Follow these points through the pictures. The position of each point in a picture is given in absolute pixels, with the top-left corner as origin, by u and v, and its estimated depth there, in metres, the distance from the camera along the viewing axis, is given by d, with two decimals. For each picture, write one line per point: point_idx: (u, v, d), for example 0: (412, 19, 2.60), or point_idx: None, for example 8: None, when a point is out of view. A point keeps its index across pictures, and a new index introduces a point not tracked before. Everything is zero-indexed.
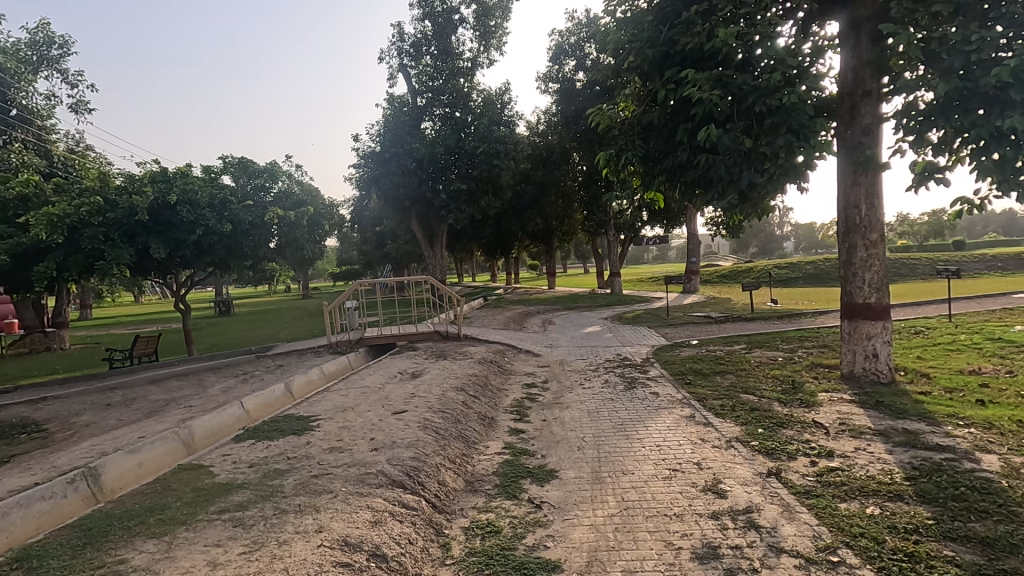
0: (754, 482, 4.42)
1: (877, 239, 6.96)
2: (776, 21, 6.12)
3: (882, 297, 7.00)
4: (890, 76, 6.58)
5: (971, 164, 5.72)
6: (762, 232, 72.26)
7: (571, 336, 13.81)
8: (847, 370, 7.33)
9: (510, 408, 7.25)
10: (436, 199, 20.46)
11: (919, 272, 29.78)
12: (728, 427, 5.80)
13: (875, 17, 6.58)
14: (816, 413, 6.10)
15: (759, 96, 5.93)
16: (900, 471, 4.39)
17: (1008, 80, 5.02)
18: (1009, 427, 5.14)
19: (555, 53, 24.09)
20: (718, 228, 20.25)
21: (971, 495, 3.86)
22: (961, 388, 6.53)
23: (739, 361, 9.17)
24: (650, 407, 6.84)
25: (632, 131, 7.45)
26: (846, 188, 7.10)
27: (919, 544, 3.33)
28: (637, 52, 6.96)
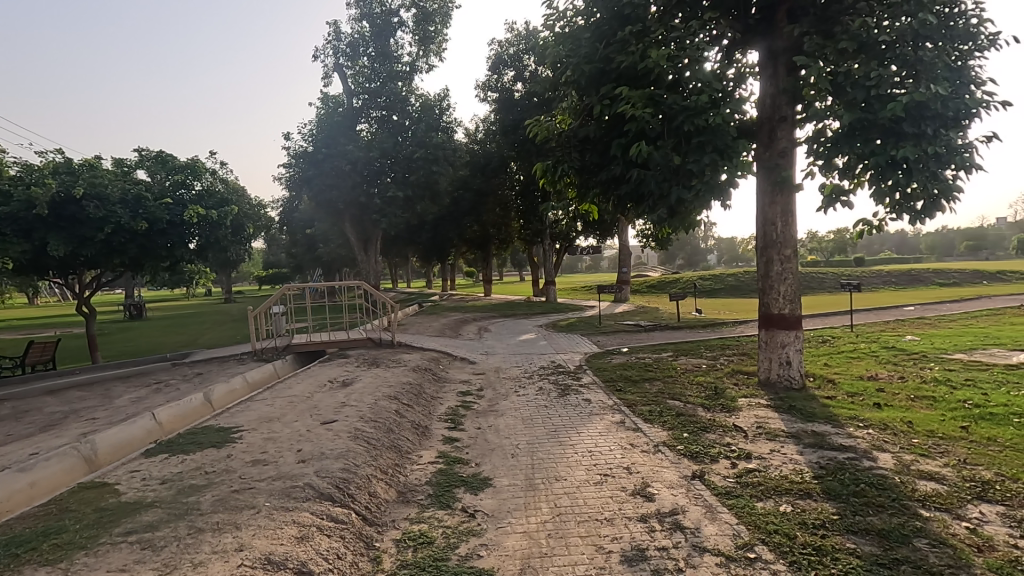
0: (680, 484, 4.60)
1: (790, 254, 7.48)
2: (703, 46, 6.48)
3: (794, 308, 7.52)
4: (803, 104, 7.11)
5: (870, 188, 6.32)
6: (688, 245, 76.21)
7: (507, 343, 13.87)
8: (764, 377, 7.81)
9: (445, 416, 7.18)
10: (371, 203, 20.00)
11: (826, 285, 32.42)
12: (655, 432, 6.03)
13: (790, 49, 7.09)
14: (736, 417, 6.46)
15: (688, 116, 6.26)
16: (809, 470, 4.73)
17: (901, 114, 5.61)
18: (900, 428, 5.67)
19: (495, 63, 24.43)
20: (648, 240, 21.12)
21: (870, 491, 4.21)
22: (861, 393, 7.11)
23: (666, 367, 9.55)
24: (582, 413, 6.99)
25: (569, 144, 7.62)
26: (764, 206, 7.58)
27: (825, 538, 3.59)
28: (575, 67, 7.16)
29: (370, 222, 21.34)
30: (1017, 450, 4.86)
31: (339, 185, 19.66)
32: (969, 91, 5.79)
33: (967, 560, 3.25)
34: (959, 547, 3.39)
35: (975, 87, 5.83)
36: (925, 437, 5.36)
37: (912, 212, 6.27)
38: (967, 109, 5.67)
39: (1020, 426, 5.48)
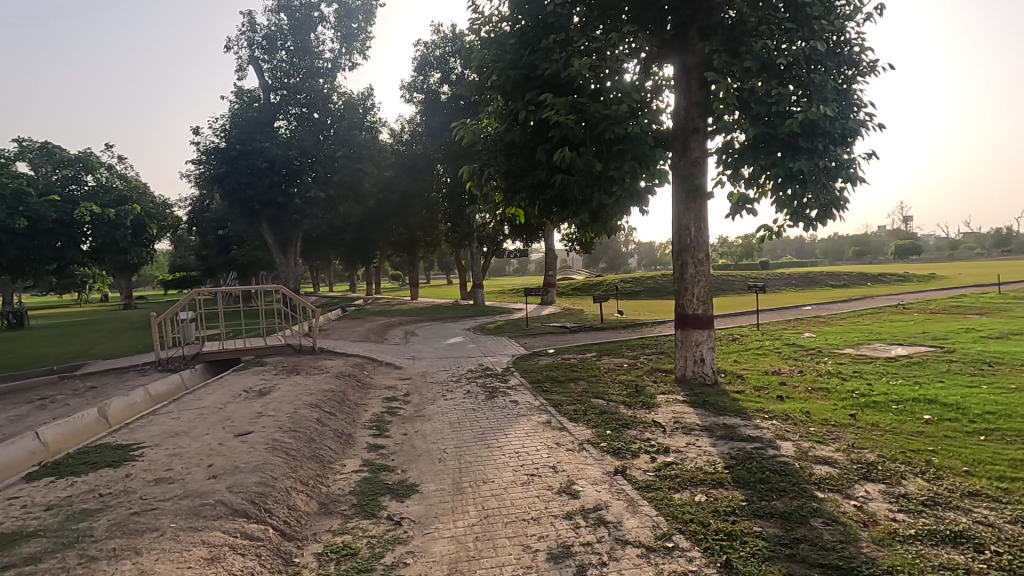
0: (603, 480, 4.75)
1: (703, 257, 7.94)
2: (623, 58, 6.75)
3: (707, 309, 7.99)
4: (714, 117, 7.58)
5: (772, 197, 6.85)
6: (611, 249, 79.12)
7: (435, 347, 13.75)
8: (680, 374, 8.23)
9: (370, 423, 6.99)
10: (290, 203, 19.13)
11: (735, 287, 34.74)
12: (580, 430, 6.19)
13: (701, 65, 7.53)
14: (655, 413, 6.77)
15: (609, 124, 6.50)
16: (721, 461, 5.04)
17: (798, 130, 6.13)
18: (799, 417, 6.17)
19: (421, 64, 24.27)
20: (573, 244, 21.65)
21: (773, 477, 4.55)
22: (766, 387, 7.67)
23: (591, 367, 9.84)
24: (510, 415, 7.05)
25: (495, 148, 7.68)
26: (680, 213, 7.99)
27: (735, 523, 3.84)
28: (500, 71, 7.23)
29: (289, 223, 20.41)
30: (895, 434, 5.43)
31: (254, 184, 18.66)
32: (854, 112, 6.43)
33: (855, 535, 3.58)
34: (849, 523, 3.74)
35: (859, 109, 6.49)
36: (820, 425, 5.87)
37: (808, 220, 6.86)
38: (852, 127, 6.29)
39: (897, 412, 6.13)
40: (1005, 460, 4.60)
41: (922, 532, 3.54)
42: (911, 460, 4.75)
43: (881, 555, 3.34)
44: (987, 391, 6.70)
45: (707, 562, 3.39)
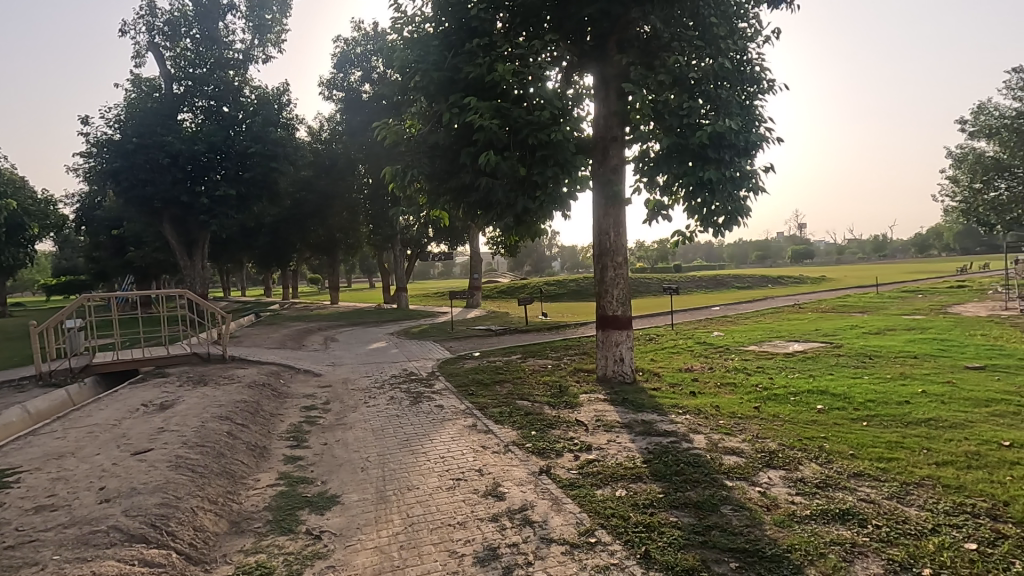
0: (528, 481, 4.81)
1: (622, 261, 8.26)
2: (545, 66, 6.90)
3: (625, 310, 8.31)
4: (630, 127, 7.91)
5: (684, 205, 7.26)
6: (535, 253, 80.34)
7: (357, 352, 13.34)
8: (601, 373, 8.50)
9: (286, 434, 6.64)
10: (196, 202, 17.84)
11: (652, 289, 36.45)
12: (505, 432, 6.23)
13: (619, 76, 7.81)
14: (577, 413, 6.94)
15: (532, 130, 6.60)
16: (640, 455, 5.26)
17: (707, 141, 6.55)
18: (710, 411, 6.56)
19: (340, 61, 23.59)
20: (498, 247, 21.80)
21: (688, 469, 4.80)
22: (680, 383, 8.09)
23: (515, 369, 9.94)
24: (435, 420, 6.97)
25: (419, 150, 7.59)
26: (600, 218, 8.27)
27: (653, 515, 4.01)
28: (423, 72, 7.15)
29: (195, 222, 19.05)
30: (793, 423, 5.92)
31: (155, 180, 17.25)
32: (756, 127, 6.96)
33: (760, 518, 3.86)
34: (754, 508, 4.02)
35: (760, 124, 7.03)
36: (728, 418, 6.27)
37: (716, 226, 7.33)
38: (754, 141, 6.80)
39: (794, 403, 6.68)
40: (883, 442, 5.15)
41: (816, 512, 3.88)
42: (806, 447, 5.20)
43: (782, 535, 3.62)
44: (868, 381, 7.47)
45: (628, 554, 3.51)
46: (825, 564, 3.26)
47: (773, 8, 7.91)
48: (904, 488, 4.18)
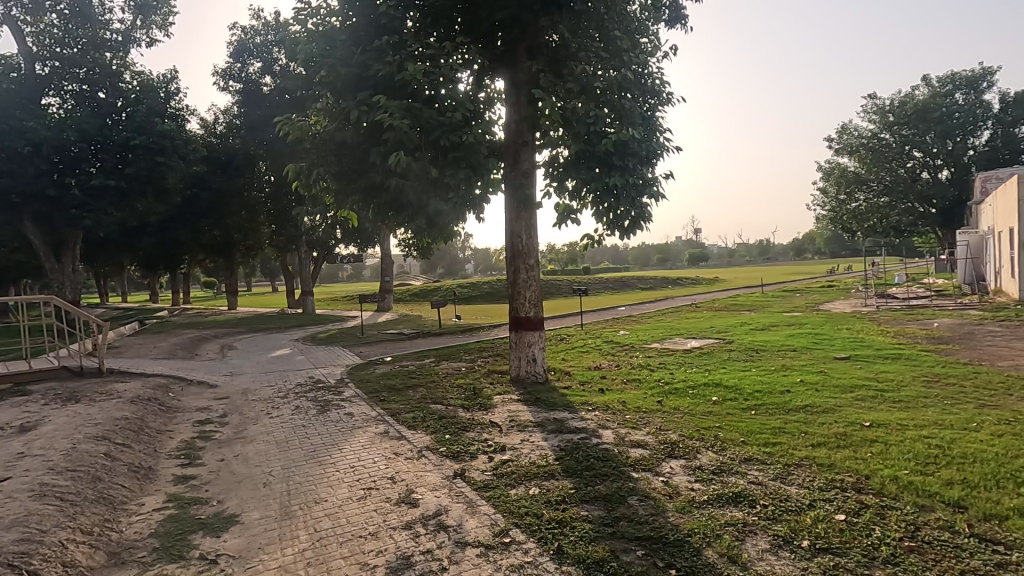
0: (442, 485, 4.76)
1: (534, 263, 8.41)
2: (457, 68, 6.87)
3: (538, 311, 8.48)
4: (541, 132, 8.09)
5: (592, 209, 7.56)
6: (448, 255, 79.97)
7: (258, 361, 12.52)
8: (515, 374, 8.61)
9: (177, 452, 6.09)
10: (66, 197, 15.93)
11: (562, 290, 37.57)
12: (419, 438, 6.12)
13: (529, 82, 7.95)
14: (491, 414, 6.98)
15: (444, 131, 6.55)
16: (552, 453, 5.39)
17: (612, 148, 6.86)
18: (618, 407, 6.85)
19: (237, 51, 22.13)
20: (411, 249, 21.47)
21: (597, 464, 4.98)
22: (590, 381, 8.40)
23: (429, 373, 9.81)
24: (344, 428, 6.70)
25: (325, 148, 7.29)
26: (511, 221, 8.38)
27: (565, 510, 4.12)
28: (329, 68, 6.86)
29: (65, 220, 17.01)
30: (692, 415, 6.32)
31: (12, 171, 15.21)
32: (656, 137, 7.38)
33: (663, 507, 4.09)
34: (658, 497, 4.25)
35: (660, 134, 7.47)
36: (634, 412, 6.59)
37: (622, 230, 7.67)
38: (655, 150, 7.21)
39: (693, 396, 7.15)
40: (769, 428, 5.64)
41: (712, 497, 4.16)
42: (704, 436, 5.58)
43: (683, 521, 3.85)
44: (755, 373, 8.17)
45: (542, 551, 3.58)
46: (720, 544, 3.50)
47: (670, 27, 8.44)
48: (787, 469, 4.61)
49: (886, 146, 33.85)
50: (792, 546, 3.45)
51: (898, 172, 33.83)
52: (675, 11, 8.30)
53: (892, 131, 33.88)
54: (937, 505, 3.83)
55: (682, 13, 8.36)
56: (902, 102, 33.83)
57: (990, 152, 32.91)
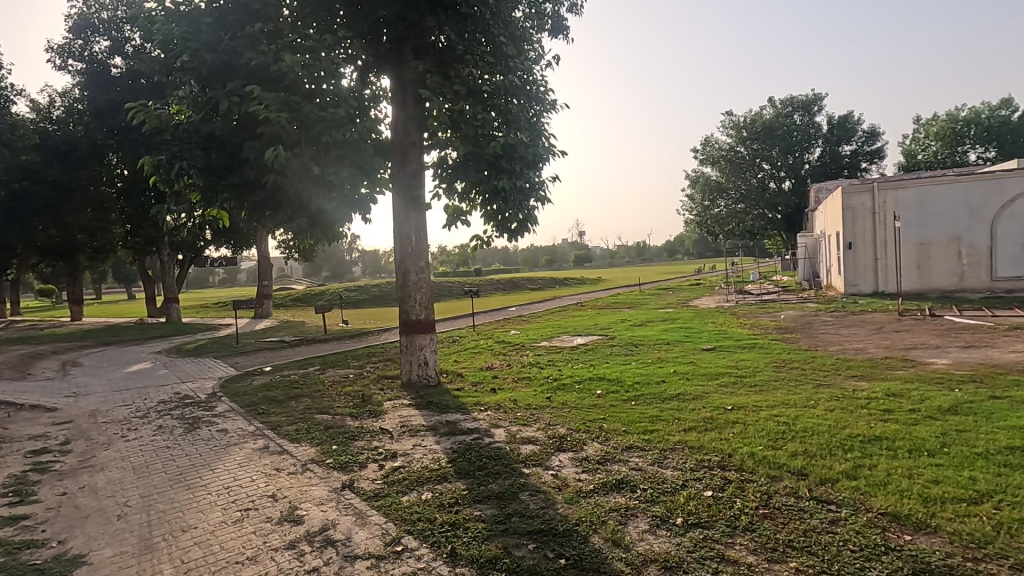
0: (329, 498, 4.53)
1: (424, 265, 8.30)
2: (339, 63, 6.58)
3: (428, 314, 8.37)
4: (428, 132, 8.02)
5: (481, 212, 7.70)
6: (334, 257, 76.46)
7: (109, 378, 11.04)
8: (406, 378, 8.44)
9: (2, 490, 5.18)
10: None
11: (454, 292, 37.58)
12: (303, 451, 5.78)
13: (415, 82, 7.85)
14: (382, 421, 6.77)
15: (326, 127, 6.24)
16: (445, 456, 5.35)
17: (500, 152, 7.01)
18: (509, 405, 6.97)
19: (78, 26, 19.42)
20: (293, 250, 20.25)
21: (489, 463, 5.03)
22: (481, 381, 8.46)
23: (314, 382, 9.28)
24: (216, 446, 6.13)
25: (189, 140, 6.63)
26: (400, 222, 8.23)
27: (458, 512, 4.11)
28: (193, 52, 6.25)
29: None
30: (578, 409, 6.61)
31: None
32: (542, 142, 7.63)
33: (553, 499, 4.23)
34: (548, 490, 4.40)
35: (546, 139, 7.72)
36: (525, 410, 6.75)
37: (510, 231, 7.84)
38: (541, 155, 7.45)
39: (579, 390, 7.49)
40: (646, 417, 6.07)
41: (597, 486, 4.39)
42: (590, 428, 5.86)
43: (571, 511, 4.02)
44: (635, 366, 8.75)
45: (435, 556, 3.54)
46: (606, 530, 3.70)
47: (553, 37, 8.77)
48: (663, 453, 4.99)
49: (741, 158, 37.97)
50: (668, 524, 3.74)
51: (751, 181, 37.95)
52: (558, 22, 8.65)
53: (745, 145, 38.08)
54: (784, 475, 4.36)
55: (564, 24, 8.73)
56: (753, 119, 38.34)
57: (822, 166, 38.27)
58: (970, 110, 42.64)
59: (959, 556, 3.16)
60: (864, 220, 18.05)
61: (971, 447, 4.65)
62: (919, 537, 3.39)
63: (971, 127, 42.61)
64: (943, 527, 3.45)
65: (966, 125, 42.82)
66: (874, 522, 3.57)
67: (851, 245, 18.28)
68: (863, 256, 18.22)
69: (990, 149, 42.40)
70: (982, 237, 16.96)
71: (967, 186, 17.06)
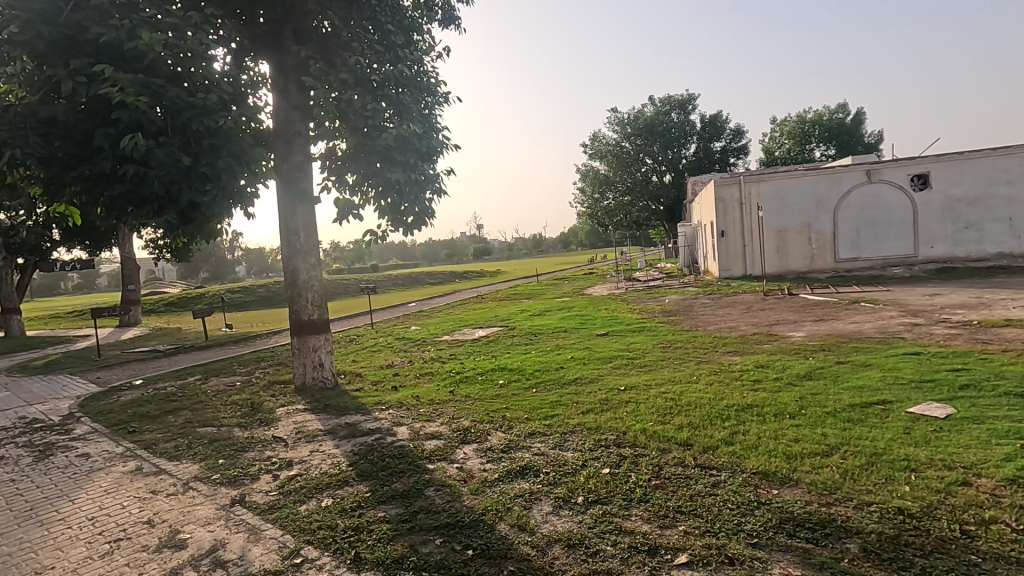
0: (217, 517, 4.18)
1: (315, 262, 7.89)
2: (208, 44, 6.04)
3: (321, 313, 7.97)
4: (314, 122, 7.62)
5: (375, 205, 7.50)
6: (213, 257, 70.40)
7: None
8: (300, 383, 8.01)
9: None
10: None
11: (350, 289, 36.22)
12: (185, 469, 5.27)
13: (298, 69, 7.44)
14: (275, 429, 6.36)
15: (196, 115, 5.69)
16: (345, 459, 5.15)
17: (392, 144, 6.84)
18: (411, 403, 6.85)
19: None
20: (164, 249, 18.35)
21: (393, 462, 4.92)
22: (382, 380, 8.24)
23: (194, 393, 8.48)
24: (77, 474, 5.41)
25: (23, 125, 5.70)
26: (286, 217, 7.73)
27: (361, 515, 3.98)
28: (24, 22, 5.38)
29: None
30: (481, 400, 6.66)
31: None
32: (436, 134, 7.53)
33: (459, 492, 4.24)
34: (453, 484, 4.39)
35: (439, 132, 7.62)
36: (428, 405, 6.69)
37: (405, 226, 7.67)
38: (435, 147, 7.35)
39: (482, 382, 7.55)
40: (547, 403, 6.27)
41: (502, 474, 4.46)
42: (494, 418, 5.93)
43: (477, 502, 4.05)
44: (534, 355, 8.96)
45: (338, 563, 3.40)
46: (511, 516, 3.77)
47: (444, 27, 8.67)
48: (563, 437, 5.18)
49: (626, 153, 40.21)
50: (570, 503, 3.89)
51: (636, 175, 40.33)
52: (448, 13, 8.55)
53: (630, 141, 40.35)
54: (671, 446, 4.72)
55: (454, 15, 8.65)
56: (635, 116, 40.72)
57: (696, 161, 41.57)
58: (814, 113, 48.52)
59: (816, 503, 3.62)
60: (733, 210, 19.94)
61: (823, 407, 5.33)
62: (784, 490, 3.83)
63: (816, 128, 48.51)
64: (803, 479, 3.92)
65: (812, 126, 48.66)
66: (747, 481, 3.98)
67: (724, 233, 20.12)
68: (734, 243, 20.11)
69: (831, 148, 48.57)
70: (827, 225, 19.35)
71: (814, 180, 19.31)
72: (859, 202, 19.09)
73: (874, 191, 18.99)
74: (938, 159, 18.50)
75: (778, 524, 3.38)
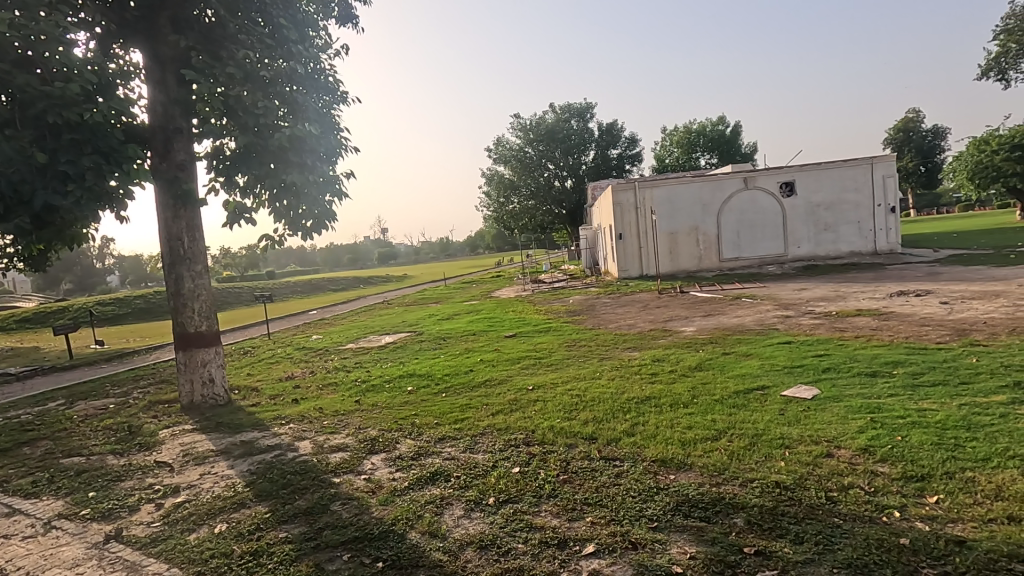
0: (87, 557, 3.73)
1: (201, 270, 7.29)
2: (66, 27, 5.37)
3: (210, 324, 7.38)
4: (198, 119, 7.04)
5: (269, 208, 7.09)
6: (78, 266, 62.71)
7: None
8: (187, 401, 7.35)
9: None
10: None
11: (244, 297, 33.91)
12: (46, 506, 4.65)
13: (178, 60, 6.84)
14: (157, 453, 5.78)
15: (53, 106, 5.04)
16: (241, 480, 4.79)
17: (286, 144, 6.49)
18: (313, 415, 6.53)
19: None
20: (15, 258, 16.06)
21: (295, 479, 4.66)
22: (281, 393, 7.76)
23: (56, 421, 7.48)
24: None
25: None
26: (166, 221, 7.06)
27: (260, 539, 3.73)
28: None
29: None
30: (389, 408, 6.49)
31: None
32: (334, 135, 7.26)
33: (367, 503, 4.11)
34: (361, 496, 4.24)
35: (338, 132, 7.35)
36: (332, 417, 6.42)
37: (304, 230, 7.31)
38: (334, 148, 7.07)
39: (389, 389, 7.37)
40: (457, 406, 6.25)
41: (412, 482, 4.38)
42: (402, 426, 5.81)
43: (386, 512, 3.94)
44: (443, 359, 8.90)
45: None
46: (422, 523, 3.72)
47: (342, 24, 8.38)
48: (473, 439, 5.18)
49: (529, 158, 41.22)
50: (481, 505, 3.91)
51: (539, 179, 41.39)
52: (345, 10, 8.27)
53: (533, 146, 41.41)
54: (578, 441, 4.89)
55: (352, 13, 8.39)
56: (537, 122, 41.87)
57: (595, 167, 43.43)
58: (699, 124, 52.57)
59: (707, 484, 3.92)
60: (630, 214, 21.08)
61: (711, 395, 5.79)
62: (680, 474, 4.11)
63: (701, 138, 52.60)
64: (696, 463, 4.23)
65: (697, 136, 52.63)
66: (647, 468, 4.23)
67: (622, 236, 21.19)
68: (632, 245, 21.25)
69: (714, 156, 52.89)
70: (712, 227, 21.03)
71: (700, 186, 20.88)
72: (738, 207, 20.94)
73: (750, 197, 20.92)
74: (802, 168, 20.75)
75: (675, 506, 3.62)
